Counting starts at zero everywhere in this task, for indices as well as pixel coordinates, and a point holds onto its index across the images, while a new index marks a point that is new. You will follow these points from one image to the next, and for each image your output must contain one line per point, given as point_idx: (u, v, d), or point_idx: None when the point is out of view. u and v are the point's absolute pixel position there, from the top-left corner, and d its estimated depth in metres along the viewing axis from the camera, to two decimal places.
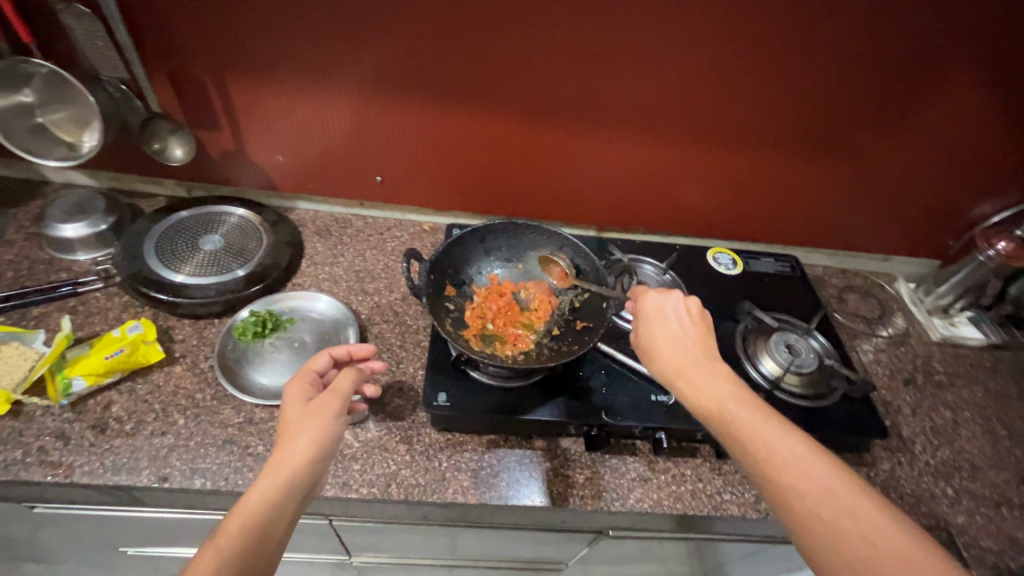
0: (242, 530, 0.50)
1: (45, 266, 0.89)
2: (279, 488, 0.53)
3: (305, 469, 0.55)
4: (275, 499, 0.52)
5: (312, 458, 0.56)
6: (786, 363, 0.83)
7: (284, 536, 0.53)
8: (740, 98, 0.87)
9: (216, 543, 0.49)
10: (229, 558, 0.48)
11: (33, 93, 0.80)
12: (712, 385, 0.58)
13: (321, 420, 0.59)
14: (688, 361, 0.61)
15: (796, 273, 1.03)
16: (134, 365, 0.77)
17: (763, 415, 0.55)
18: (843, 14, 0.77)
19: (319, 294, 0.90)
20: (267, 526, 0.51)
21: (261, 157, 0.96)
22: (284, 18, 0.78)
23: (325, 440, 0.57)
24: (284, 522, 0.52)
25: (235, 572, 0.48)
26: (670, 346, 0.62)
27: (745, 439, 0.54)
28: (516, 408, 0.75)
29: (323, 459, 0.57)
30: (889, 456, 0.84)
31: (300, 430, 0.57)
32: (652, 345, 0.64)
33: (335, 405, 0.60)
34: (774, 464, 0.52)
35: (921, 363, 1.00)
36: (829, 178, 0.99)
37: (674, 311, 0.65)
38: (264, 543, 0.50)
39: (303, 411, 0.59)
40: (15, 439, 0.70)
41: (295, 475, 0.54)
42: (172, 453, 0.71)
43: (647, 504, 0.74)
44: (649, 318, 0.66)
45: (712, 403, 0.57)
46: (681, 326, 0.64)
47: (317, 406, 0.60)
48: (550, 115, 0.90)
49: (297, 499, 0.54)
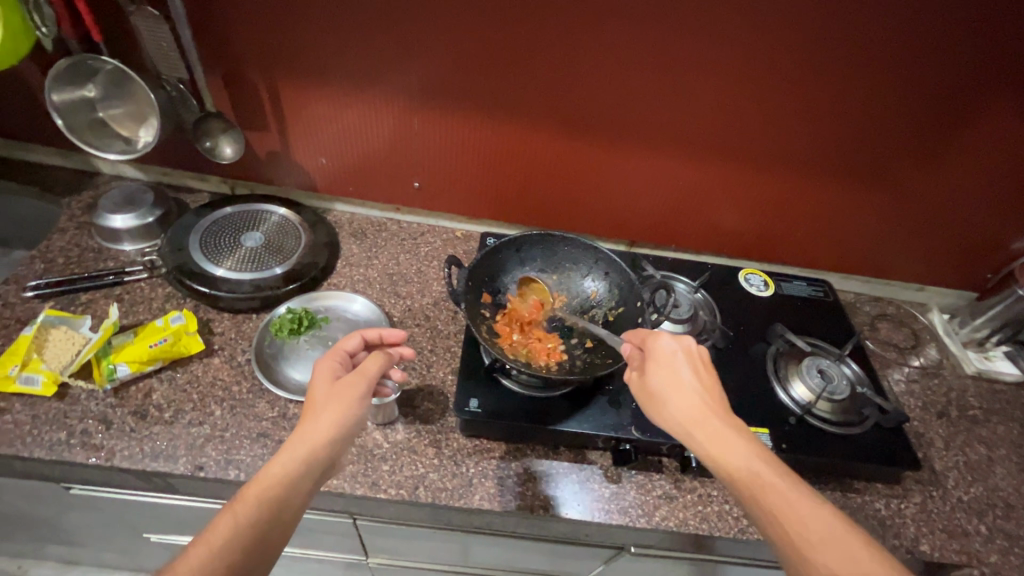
0: (262, 498, 0.52)
1: (94, 255, 0.92)
2: (298, 463, 0.55)
3: (324, 447, 0.57)
4: (293, 472, 0.55)
5: (333, 437, 0.58)
6: (818, 389, 0.82)
7: (297, 513, 0.54)
8: (780, 122, 0.88)
9: (234, 508, 0.51)
10: (244, 524, 0.50)
11: (96, 89, 0.84)
12: (732, 443, 0.57)
13: (345, 401, 0.61)
14: (703, 413, 0.59)
15: (828, 298, 1.02)
16: (176, 355, 0.79)
17: (792, 482, 0.54)
18: (888, 43, 0.77)
19: (354, 294, 0.92)
20: (283, 498, 0.53)
21: (305, 158, 0.99)
22: (338, 25, 0.80)
23: (347, 421, 0.60)
24: (299, 495, 0.54)
25: (247, 538, 0.50)
26: (681, 394, 0.61)
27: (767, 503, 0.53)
28: (546, 418, 0.75)
29: (344, 439, 0.59)
30: (920, 489, 0.83)
31: (324, 410, 0.59)
32: (661, 389, 0.62)
33: (360, 388, 0.62)
34: (805, 536, 0.50)
35: (955, 397, 0.98)
36: (866, 206, 0.98)
37: (686, 360, 0.64)
38: (278, 514, 0.52)
39: (330, 390, 0.62)
40: (60, 420, 0.72)
41: (314, 452, 0.56)
42: (208, 443, 0.73)
43: (673, 523, 0.74)
44: (660, 362, 0.64)
45: (734, 462, 0.56)
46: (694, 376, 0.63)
47: (343, 387, 0.62)
48: (589, 129, 0.92)
49: (315, 475, 0.56)
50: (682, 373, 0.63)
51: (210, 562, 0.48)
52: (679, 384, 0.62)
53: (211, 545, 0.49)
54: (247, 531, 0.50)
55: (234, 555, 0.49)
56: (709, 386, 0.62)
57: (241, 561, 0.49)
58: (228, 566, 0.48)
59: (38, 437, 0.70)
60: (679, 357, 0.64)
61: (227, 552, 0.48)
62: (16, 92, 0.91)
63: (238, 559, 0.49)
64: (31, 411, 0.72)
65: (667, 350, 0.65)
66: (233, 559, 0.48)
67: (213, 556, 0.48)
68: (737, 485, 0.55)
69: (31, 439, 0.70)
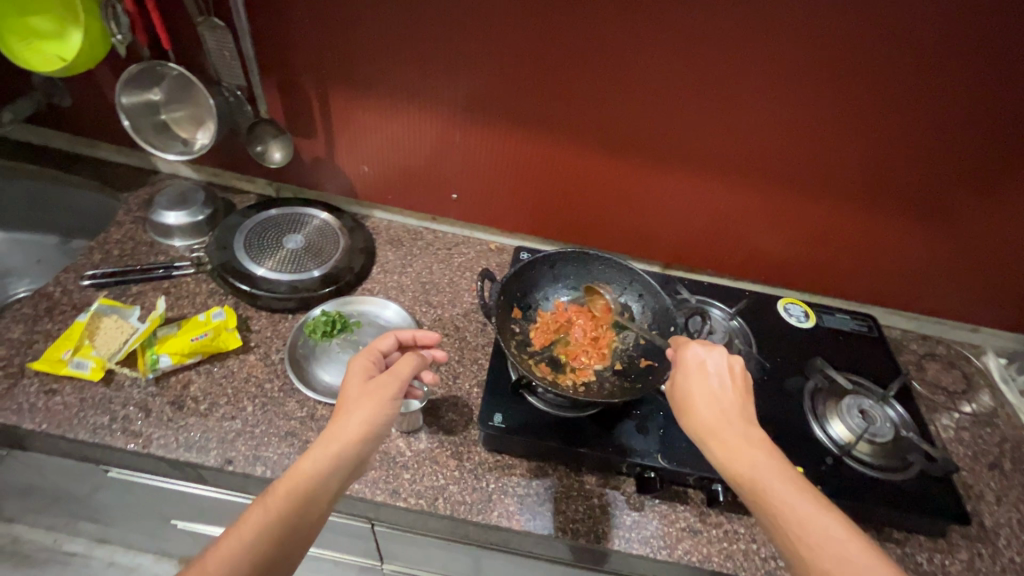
0: (290, 493, 0.54)
1: (147, 249, 0.97)
2: (328, 460, 0.56)
3: (356, 444, 0.58)
4: (323, 468, 0.56)
5: (363, 435, 0.59)
6: (860, 430, 0.78)
7: (325, 508, 0.56)
8: (828, 148, 0.85)
9: (265, 500, 0.54)
10: (273, 517, 0.53)
11: (161, 93, 0.89)
12: (750, 452, 0.55)
13: (377, 400, 0.61)
14: (726, 422, 0.58)
15: (873, 333, 0.98)
16: (215, 349, 0.82)
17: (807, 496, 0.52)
18: (947, 70, 0.74)
19: (387, 301, 0.93)
20: (312, 493, 0.55)
21: (349, 166, 1.02)
22: (390, 39, 0.83)
23: (377, 421, 0.60)
24: (328, 492, 0.56)
25: (276, 532, 0.52)
26: (706, 403, 0.60)
27: (775, 510, 0.51)
28: (571, 439, 0.74)
29: (373, 438, 0.60)
30: (968, 546, 0.77)
31: (356, 407, 0.61)
32: (686, 397, 0.61)
33: (391, 389, 0.63)
34: (807, 544, 0.49)
35: (1010, 448, 0.91)
36: (918, 239, 0.94)
37: (716, 369, 0.62)
38: (306, 509, 0.54)
39: (362, 388, 0.63)
40: (104, 405, 0.75)
41: (345, 450, 0.57)
42: (239, 438, 0.75)
43: (696, 559, 0.71)
44: (689, 371, 0.63)
45: (749, 469, 0.54)
46: (722, 386, 0.61)
47: (375, 386, 0.63)
48: (629, 149, 0.91)
49: (343, 473, 0.57)
50: (711, 381, 0.61)
51: (241, 551, 0.51)
52: (705, 392, 0.61)
53: (242, 536, 0.52)
54: (276, 524, 0.53)
55: (262, 546, 0.52)
56: (737, 396, 0.60)
57: (269, 553, 0.52)
58: (258, 556, 0.51)
59: (83, 419, 0.74)
60: (710, 366, 0.63)
61: (256, 544, 0.51)
62: (89, 94, 0.97)
63: (267, 551, 0.52)
64: (79, 395, 0.76)
65: (696, 359, 0.63)
66: (261, 551, 0.51)
67: (243, 546, 0.51)
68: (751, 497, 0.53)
69: (77, 421, 0.73)
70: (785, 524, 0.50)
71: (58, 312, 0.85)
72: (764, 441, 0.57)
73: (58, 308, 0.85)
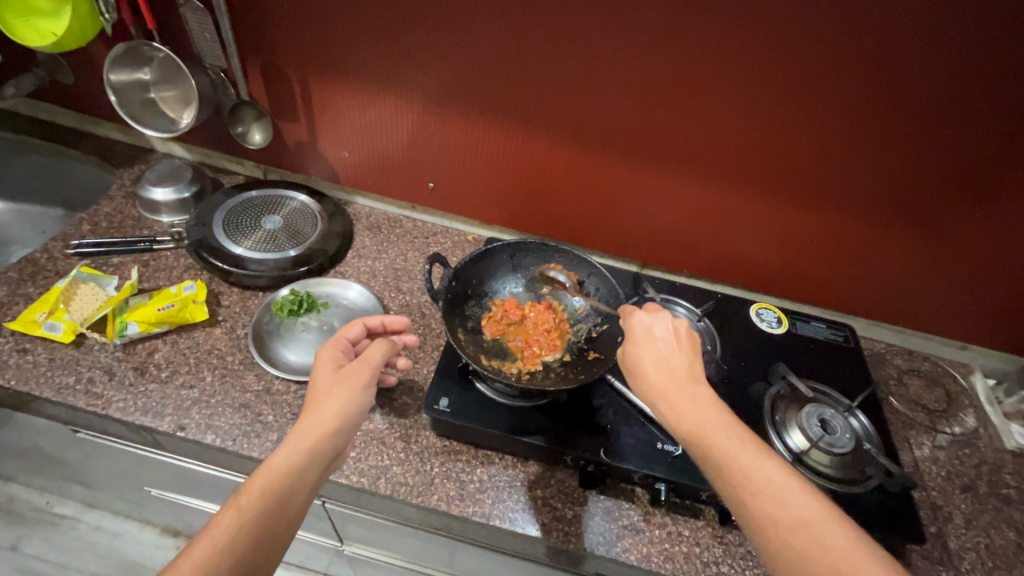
0: (264, 493, 0.54)
1: (133, 222, 1.01)
2: (302, 454, 0.57)
3: (330, 436, 0.59)
4: (297, 463, 0.56)
5: (337, 426, 0.59)
6: (816, 440, 0.76)
7: (304, 503, 0.56)
8: (801, 152, 0.83)
9: (238, 501, 0.53)
10: (247, 519, 0.52)
11: (151, 72, 0.94)
12: (698, 407, 0.54)
13: (350, 389, 0.62)
14: (674, 383, 0.57)
15: (849, 344, 0.96)
16: (181, 320, 0.85)
17: (742, 439, 0.52)
18: (922, 74, 0.72)
19: (352, 282, 0.95)
20: (288, 489, 0.55)
21: (330, 151, 1.04)
22: (365, 25, 0.84)
23: (350, 410, 0.61)
24: (305, 487, 0.56)
25: (253, 532, 0.52)
26: (655, 366, 0.59)
27: (719, 462, 0.51)
28: (516, 427, 0.74)
29: (347, 427, 0.61)
30: (927, 568, 0.74)
31: (328, 398, 0.61)
32: (636, 363, 0.60)
33: (363, 376, 0.64)
34: (744, 485, 0.49)
35: (988, 471, 0.87)
36: (898, 249, 0.91)
37: (663, 333, 0.61)
38: (282, 506, 0.54)
39: (332, 378, 0.63)
40: (72, 366, 0.79)
41: (319, 442, 0.58)
42: (194, 406, 0.77)
43: (635, 557, 0.70)
44: (637, 339, 0.62)
45: (688, 419, 0.54)
46: (670, 349, 0.60)
47: (346, 375, 0.63)
48: (604, 144, 0.91)
49: (319, 465, 0.58)
50: (660, 344, 0.60)
51: (215, 556, 0.50)
52: (654, 356, 0.59)
53: (215, 540, 0.51)
54: (249, 525, 0.52)
55: (239, 548, 0.51)
56: (688, 356, 0.59)
57: (245, 555, 0.51)
58: (234, 558, 0.51)
59: (50, 378, 0.77)
60: (656, 331, 0.61)
61: (232, 547, 0.51)
62: (88, 72, 1.01)
63: (244, 553, 0.51)
64: (49, 355, 0.80)
65: (641, 324, 0.62)
66: (238, 555, 0.51)
67: (220, 550, 0.50)
68: (692, 447, 0.53)
69: (44, 380, 0.77)
70: (733, 476, 0.50)
71: (41, 278, 0.89)
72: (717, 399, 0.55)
73: (42, 273, 0.90)
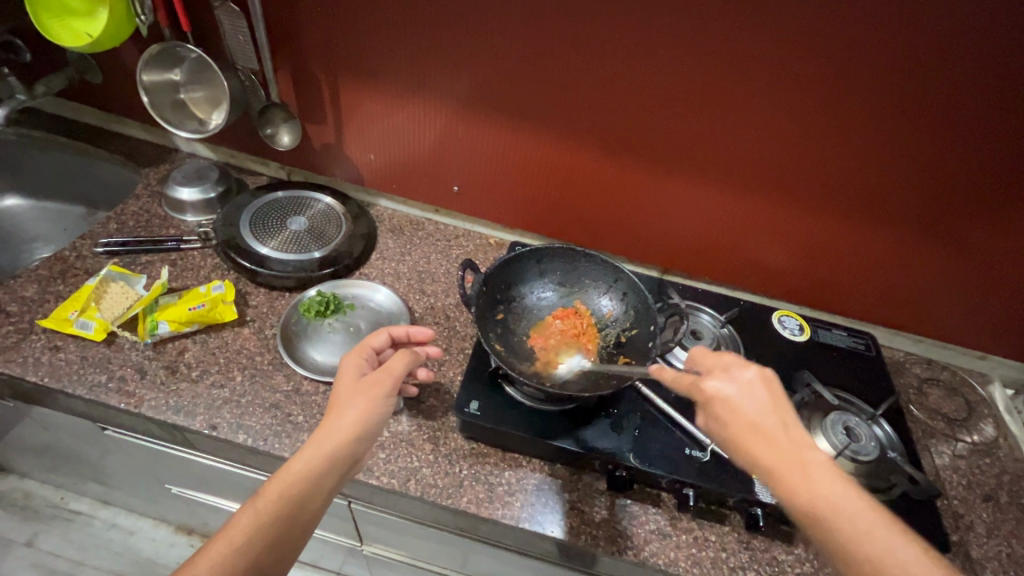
0: (282, 497, 0.55)
1: (160, 221, 1.01)
2: (319, 461, 0.57)
3: (347, 444, 0.59)
4: (316, 470, 0.57)
5: (355, 435, 0.60)
6: (842, 446, 0.78)
7: (320, 507, 0.57)
8: (827, 162, 0.84)
9: (255, 503, 0.54)
10: (263, 523, 0.53)
11: (181, 73, 0.95)
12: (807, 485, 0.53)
13: (369, 398, 0.62)
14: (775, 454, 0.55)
15: (870, 352, 0.97)
16: (211, 320, 0.86)
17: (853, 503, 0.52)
18: (952, 88, 0.72)
19: (379, 285, 0.95)
20: (304, 496, 0.56)
21: (356, 154, 1.05)
22: (396, 30, 0.85)
23: (370, 420, 0.61)
24: (321, 494, 0.57)
25: (269, 535, 0.53)
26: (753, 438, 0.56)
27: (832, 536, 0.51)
28: (546, 431, 0.75)
29: (366, 437, 0.61)
30: None
31: (349, 406, 0.61)
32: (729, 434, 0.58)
33: (384, 386, 0.63)
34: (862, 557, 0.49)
35: (1008, 481, 0.88)
36: (922, 258, 0.92)
37: (742, 392, 0.59)
38: (297, 512, 0.55)
39: (354, 386, 0.63)
40: (104, 364, 0.80)
41: (336, 451, 0.58)
42: (225, 406, 0.78)
43: (662, 562, 0.71)
44: (725, 412, 0.58)
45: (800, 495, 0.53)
46: (760, 416, 0.57)
47: (368, 384, 0.63)
48: (631, 153, 0.92)
49: (337, 472, 0.58)
50: (746, 411, 0.57)
51: (233, 556, 0.51)
52: (747, 429, 0.57)
53: (232, 541, 0.52)
54: (264, 529, 0.53)
55: (254, 551, 0.52)
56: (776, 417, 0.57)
57: (259, 558, 0.52)
58: (250, 560, 0.52)
59: (83, 376, 0.78)
60: (738, 393, 0.59)
61: (247, 549, 0.52)
62: (117, 71, 1.02)
63: (260, 555, 0.52)
64: (81, 353, 0.81)
65: (720, 388, 0.59)
66: (254, 558, 0.52)
67: (237, 551, 0.52)
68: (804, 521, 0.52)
69: (77, 377, 0.78)
70: (853, 557, 0.50)
71: (71, 275, 0.90)
72: (829, 468, 0.54)
73: (71, 271, 0.91)
